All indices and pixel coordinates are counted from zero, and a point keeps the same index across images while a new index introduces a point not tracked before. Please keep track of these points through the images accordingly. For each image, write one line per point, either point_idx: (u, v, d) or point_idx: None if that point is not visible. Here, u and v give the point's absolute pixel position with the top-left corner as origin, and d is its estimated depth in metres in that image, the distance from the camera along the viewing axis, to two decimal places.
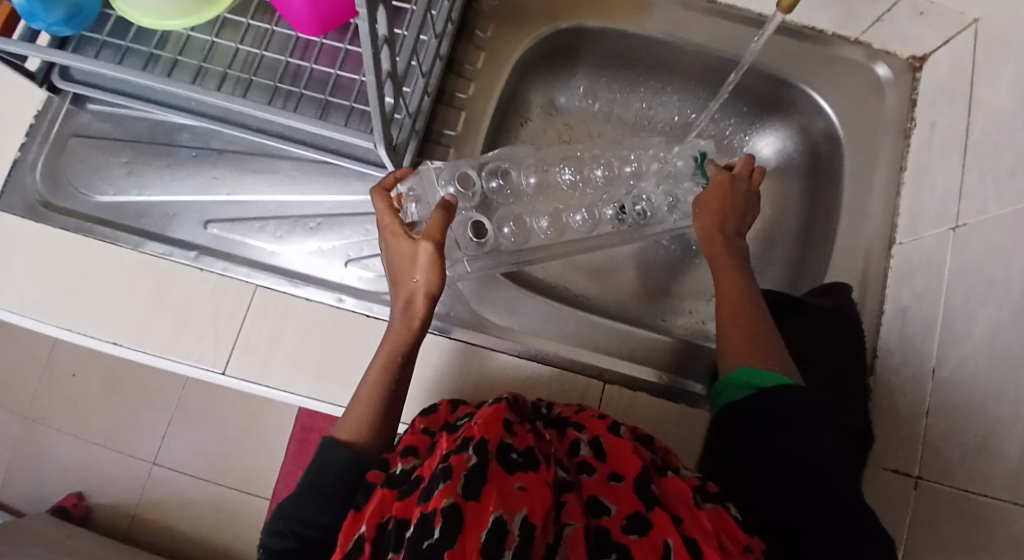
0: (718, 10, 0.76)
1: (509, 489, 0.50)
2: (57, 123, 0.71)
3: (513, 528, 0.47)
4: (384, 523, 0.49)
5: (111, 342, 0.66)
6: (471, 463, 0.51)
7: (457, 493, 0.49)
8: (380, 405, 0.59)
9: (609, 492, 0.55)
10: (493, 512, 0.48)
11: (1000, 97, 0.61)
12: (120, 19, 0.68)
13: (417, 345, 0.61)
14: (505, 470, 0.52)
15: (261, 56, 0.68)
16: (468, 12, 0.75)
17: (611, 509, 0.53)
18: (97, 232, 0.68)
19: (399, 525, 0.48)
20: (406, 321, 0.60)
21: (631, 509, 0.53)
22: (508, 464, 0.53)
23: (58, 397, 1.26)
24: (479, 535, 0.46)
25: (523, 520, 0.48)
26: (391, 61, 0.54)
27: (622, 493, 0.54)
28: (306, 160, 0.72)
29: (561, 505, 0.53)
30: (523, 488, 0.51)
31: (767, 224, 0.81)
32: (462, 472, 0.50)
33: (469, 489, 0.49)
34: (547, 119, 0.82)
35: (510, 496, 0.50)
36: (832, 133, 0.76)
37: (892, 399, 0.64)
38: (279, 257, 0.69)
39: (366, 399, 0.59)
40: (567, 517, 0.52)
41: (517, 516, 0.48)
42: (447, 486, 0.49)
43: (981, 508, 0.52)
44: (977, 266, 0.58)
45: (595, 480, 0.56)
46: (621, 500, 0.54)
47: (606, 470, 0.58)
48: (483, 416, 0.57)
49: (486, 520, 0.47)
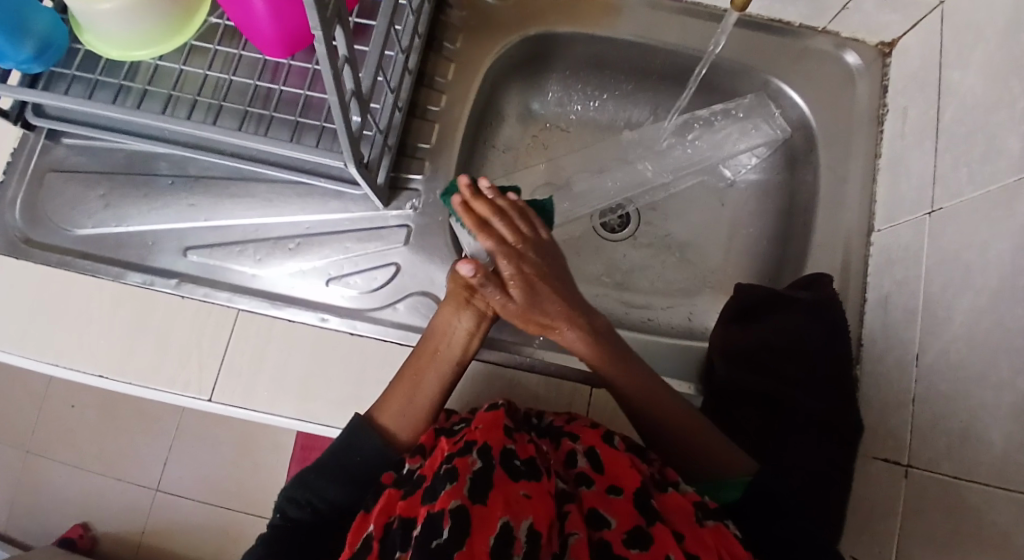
0: (686, 8, 0.76)
1: (514, 496, 0.52)
2: (33, 159, 0.72)
3: (520, 535, 0.49)
4: (389, 522, 0.53)
5: (94, 374, 0.66)
6: (477, 466, 0.53)
7: (463, 494, 0.51)
8: (406, 406, 0.61)
9: (608, 504, 0.56)
10: (500, 518, 0.50)
11: (971, 83, 0.61)
12: (89, 53, 0.68)
13: (449, 355, 0.62)
14: (509, 477, 0.54)
15: (230, 82, 0.69)
16: (436, 25, 0.75)
17: (612, 522, 0.54)
18: (78, 266, 0.68)
19: (405, 524, 0.51)
20: (444, 334, 0.62)
21: (631, 522, 0.54)
22: (512, 471, 0.54)
23: (55, 428, 1.26)
24: (487, 540, 0.48)
25: (529, 528, 0.50)
26: (354, 81, 0.54)
27: (622, 507, 0.55)
28: (282, 182, 0.72)
29: (564, 515, 0.54)
30: (527, 496, 0.52)
31: (746, 222, 0.81)
32: (467, 475, 0.52)
33: (476, 491, 0.51)
34: (523, 126, 0.83)
35: (515, 503, 0.51)
36: (805, 124, 0.76)
37: (878, 388, 0.64)
38: (259, 280, 0.69)
39: (402, 389, 0.61)
40: (570, 527, 0.53)
41: (522, 523, 0.50)
42: (455, 489, 0.51)
43: (970, 496, 0.52)
44: (955, 251, 0.58)
45: (594, 493, 0.57)
46: (621, 514, 0.55)
47: (604, 483, 0.58)
48: (482, 422, 0.57)
49: (495, 525, 0.50)
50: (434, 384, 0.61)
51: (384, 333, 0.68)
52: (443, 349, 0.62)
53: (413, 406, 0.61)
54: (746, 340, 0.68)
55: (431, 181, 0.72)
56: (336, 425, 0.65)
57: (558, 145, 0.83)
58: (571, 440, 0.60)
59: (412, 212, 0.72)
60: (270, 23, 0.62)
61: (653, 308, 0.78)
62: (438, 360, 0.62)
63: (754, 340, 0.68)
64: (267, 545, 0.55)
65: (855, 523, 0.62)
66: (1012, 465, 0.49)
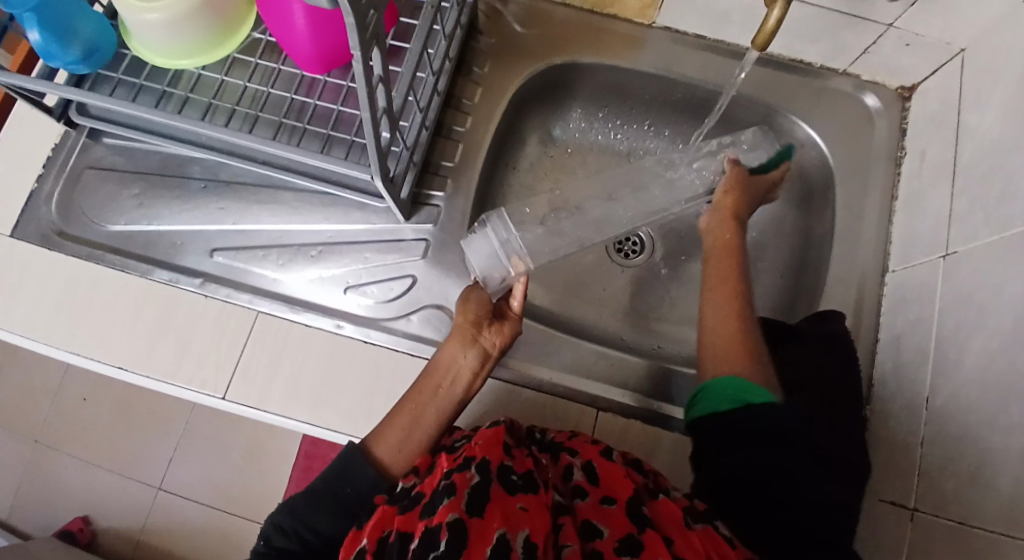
0: (708, 45, 0.78)
1: (511, 509, 0.52)
2: (74, 156, 0.75)
3: (516, 546, 0.49)
4: (384, 537, 0.52)
5: (115, 366, 0.68)
6: (474, 481, 0.53)
7: (460, 509, 0.50)
8: (406, 438, 0.60)
9: (602, 516, 0.55)
10: (497, 530, 0.49)
11: (988, 127, 0.62)
12: (135, 59, 0.72)
13: (453, 389, 0.63)
14: (506, 491, 0.53)
15: (267, 93, 0.71)
16: (467, 49, 0.78)
17: (604, 532, 0.53)
18: (107, 260, 0.71)
19: (401, 538, 0.51)
20: (450, 369, 0.63)
21: (624, 531, 0.53)
22: (509, 485, 0.54)
23: (65, 420, 1.28)
24: (483, 551, 0.48)
25: (525, 540, 0.49)
26: (386, 98, 0.56)
27: (616, 517, 0.54)
28: (308, 191, 0.74)
29: (558, 527, 0.53)
30: (524, 508, 0.52)
31: (761, 255, 0.82)
32: (465, 489, 0.52)
33: (473, 506, 0.51)
34: (545, 149, 0.85)
35: (511, 515, 0.51)
36: (823, 162, 0.77)
37: (888, 428, 0.64)
38: (281, 284, 0.71)
39: (402, 421, 0.61)
40: (564, 539, 0.52)
41: (519, 535, 0.49)
42: (452, 503, 0.51)
43: (978, 544, 0.51)
44: (969, 294, 0.58)
45: (589, 505, 0.56)
46: (614, 524, 0.54)
47: (599, 494, 0.57)
48: (483, 438, 0.58)
49: (490, 537, 0.49)
50: (435, 418, 0.62)
51: (396, 343, 0.69)
52: (446, 383, 0.63)
53: (412, 438, 0.61)
54: None
55: (452, 198, 0.74)
56: (345, 432, 0.66)
57: (579, 171, 0.85)
58: (570, 455, 0.61)
59: (432, 227, 0.73)
60: (308, 42, 0.65)
61: (665, 337, 0.79)
62: (441, 395, 0.62)
63: None
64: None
65: None
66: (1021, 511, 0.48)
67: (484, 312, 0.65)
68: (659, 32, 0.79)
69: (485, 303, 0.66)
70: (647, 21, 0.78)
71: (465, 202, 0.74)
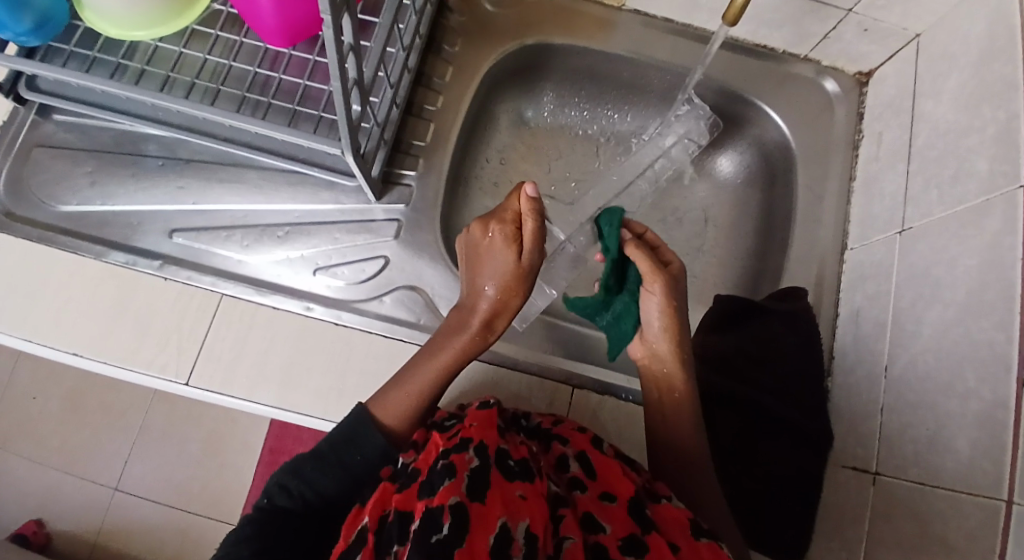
0: (676, 29, 0.80)
1: (510, 496, 0.50)
2: (21, 133, 0.71)
3: (517, 536, 0.47)
4: (385, 515, 0.51)
5: (68, 352, 0.64)
6: (474, 464, 0.52)
7: (462, 491, 0.49)
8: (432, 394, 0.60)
9: (602, 511, 0.54)
10: (499, 518, 0.48)
11: (942, 110, 0.64)
12: (88, 30, 0.68)
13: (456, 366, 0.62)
14: (505, 478, 0.52)
15: (229, 67, 0.69)
16: (437, 27, 0.77)
17: (607, 527, 0.52)
18: (59, 242, 0.67)
19: (401, 517, 0.50)
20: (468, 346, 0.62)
21: (626, 530, 0.52)
22: (506, 472, 0.52)
23: (13, 418, 1.21)
24: (486, 539, 0.46)
25: (525, 530, 0.48)
26: (357, 70, 0.54)
27: (616, 514, 0.54)
28: (274, 170, 0.72)
29: (558, 519, 0.52)
30: (523, 496, 0.50)
31: (726, 236, 0.84)
32: (465, 472, 0.51)
33: (475, 489, 0.50)
34: (516, 132, 0.85)
35: (511, 503, 0.49)
36: (784, 145, 0.79)
37: (848, 398, 0.66)
38: (246, 265, 0.69)
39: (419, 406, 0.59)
40: (565, 531, 0.50)
41: (520, 524, 0.48)
42: (453, 485, 0.50)
43: (937, 501, 0.53)
44: (924, 268, 0.60)
45: (588, 497, 0.55)
46: (616, 521, 0.53)
47: (598, 488, 0.56)
48: (476, 419, 0.56)
49: (492, 524, 0.47)
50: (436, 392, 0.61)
51: (367, 324, 0.67)
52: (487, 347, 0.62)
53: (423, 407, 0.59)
54: (722, 347, 0.72)
55: (424, 178, 0.73)
56: (315, 415, 0.64)
57: (549, 154, 0.86)
58: (561, 444, 0.60)
59: (404, 207, 0.73)
60: (273, 15, 0.63)
61: None
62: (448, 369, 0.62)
63: (727, 349, 0.72)
64: (248, 530, 0.52)
65: (826, 529, 0.63)
66: (977, 470, 0.50)
67: (536, 278, 0.62)
68: (628, 15, 0.79)
69: (536, 268, 0.62)
70: (618, 4, 0.79)
71: (437, 182, 0.73)
